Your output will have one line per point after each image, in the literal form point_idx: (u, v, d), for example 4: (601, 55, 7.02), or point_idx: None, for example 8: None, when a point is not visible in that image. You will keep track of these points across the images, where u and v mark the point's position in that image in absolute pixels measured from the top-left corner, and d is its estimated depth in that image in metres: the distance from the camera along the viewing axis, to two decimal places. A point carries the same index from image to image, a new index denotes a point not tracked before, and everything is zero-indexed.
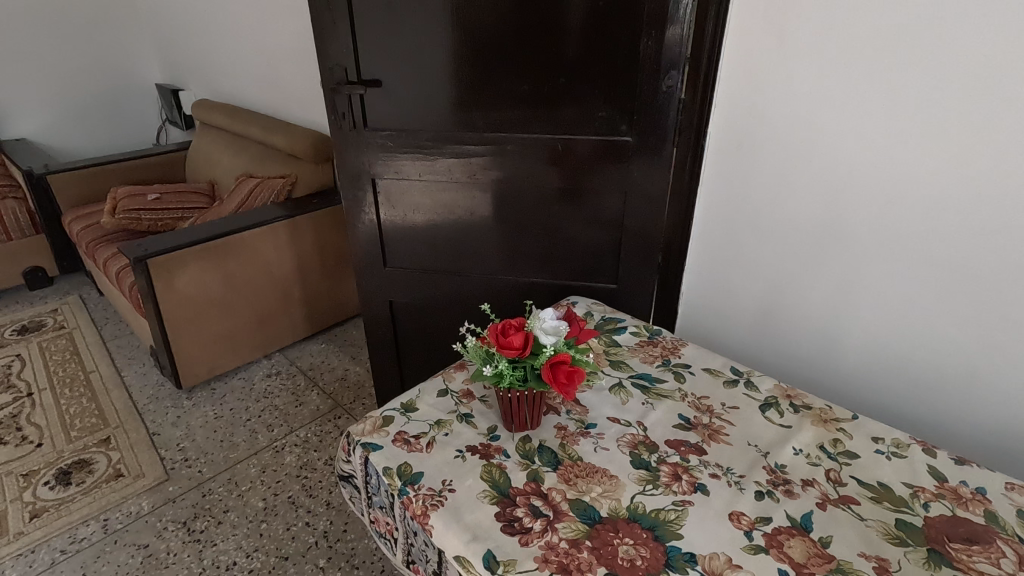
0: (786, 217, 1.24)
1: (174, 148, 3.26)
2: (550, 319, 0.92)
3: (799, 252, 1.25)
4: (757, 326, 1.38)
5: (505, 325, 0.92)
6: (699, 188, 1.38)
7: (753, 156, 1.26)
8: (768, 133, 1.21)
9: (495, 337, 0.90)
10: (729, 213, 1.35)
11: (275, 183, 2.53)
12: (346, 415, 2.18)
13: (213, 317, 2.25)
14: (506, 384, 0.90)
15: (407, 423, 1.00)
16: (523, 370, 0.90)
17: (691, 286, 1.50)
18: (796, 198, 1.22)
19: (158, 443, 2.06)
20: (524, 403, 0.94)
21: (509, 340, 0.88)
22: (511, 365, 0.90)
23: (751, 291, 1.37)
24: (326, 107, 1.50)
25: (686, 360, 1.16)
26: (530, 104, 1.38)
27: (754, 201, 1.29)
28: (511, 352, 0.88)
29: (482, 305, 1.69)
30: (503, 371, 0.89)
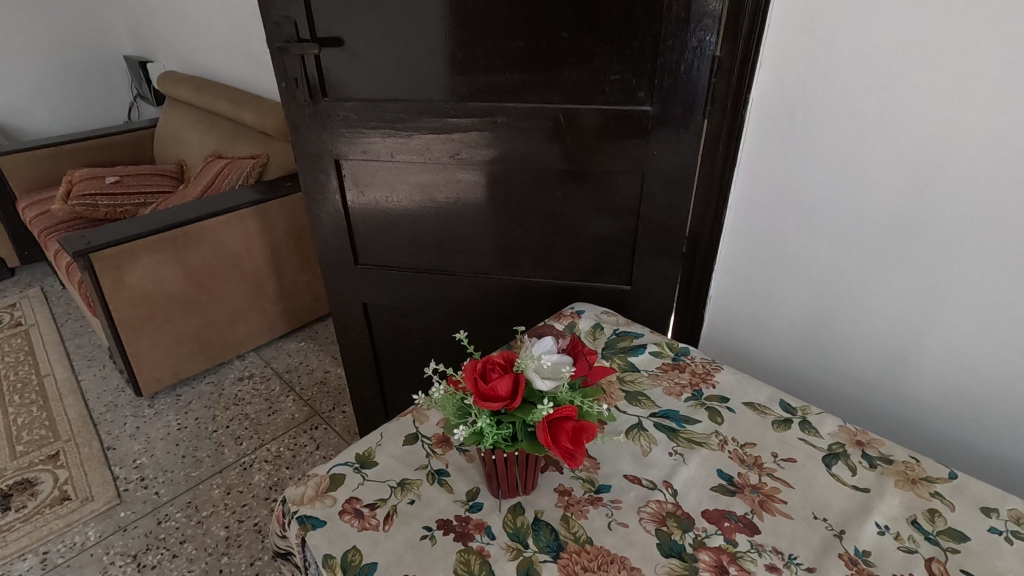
0: (849, 209, 0.99)
1: (141, 125, 2.98)
2: (548, 354, 0.68)
3: (865, 250, 0.99)
4: (803, 341, 1.14)
5: (487, 363, 0.67)
6: (736, 170, 1.12)
7: (808, 132, 0.99)
8: (830, 101, 0.95)
9: (471, 380, 0.65)
10: (773, 204, 1.09)
11: (244, 163, 2.27)
12: (324, 425, 1.95)
13: (175, 317, 2.01)
14: (488, 446, 0.66)
15: (362, 486, 0.76)
16: (510, 426, 0.66)
17: (720, 291, 1.25)
18: (865, 185, 0.95)
19: (112, 459, 1.84)
20: (514, 465, 0.70)
21: (490, 387, 0.64)
22: (495, 419, 0.66)
23: (798, 300, 1.11)
24: (275, 71, 1.24)
25: (722, 391, 0.92)
26: (524, 66, 1.11)
27: (808, 189, 1.03)
28: (495, 404, 0.63)
29: (458, 332, 1.49)
30: (484, 429, 0.65)
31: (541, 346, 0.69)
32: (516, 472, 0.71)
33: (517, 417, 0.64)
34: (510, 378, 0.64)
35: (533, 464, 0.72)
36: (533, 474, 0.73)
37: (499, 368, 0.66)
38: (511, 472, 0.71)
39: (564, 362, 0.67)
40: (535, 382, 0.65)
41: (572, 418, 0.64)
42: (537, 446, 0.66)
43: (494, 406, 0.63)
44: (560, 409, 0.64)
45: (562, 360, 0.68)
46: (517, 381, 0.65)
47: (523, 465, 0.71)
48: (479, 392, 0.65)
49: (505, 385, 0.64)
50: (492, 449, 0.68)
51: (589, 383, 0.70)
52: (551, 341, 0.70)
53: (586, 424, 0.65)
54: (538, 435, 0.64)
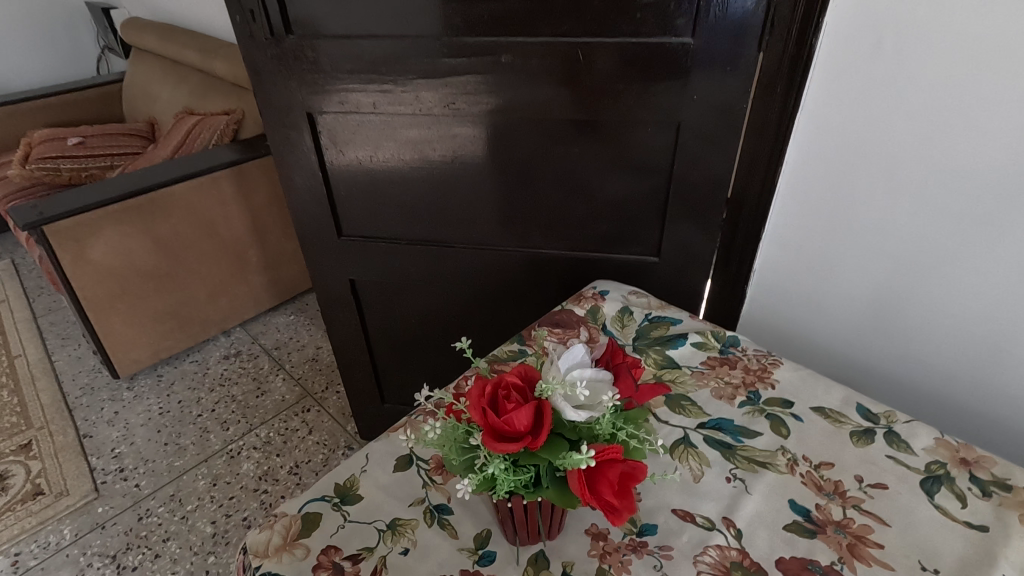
0: (945, 163, 0.79)
1: (107, 79, 2.72)
2: (581, 369, 0.51)
3: (962, 218, 0.80)
4: (867, 322, 0.96)
5: (498, 386, 0.49)
6: (797, 116, 0.91)
7: (898, 64, 0.78)
8: (935, 23, 0.73)
9: (478, 411, 0.48)
10: (843, 157, 0.89)
11: (217, 120, 2.03)
12: (317, 407, 1.81)
13: (149, 292, 1.84)
14: (502, 494, 0.49)
15: (343, 530, 0.60)
16: (532, 468, 0.49)
17: (767, 262, 1.06)
18: (970, 136, 0.75)
19: (88, 449, 1.70)
20: (536, 511, 0.54)
21: (504, 421, 0.47)
22: (510, 461, 0.49)
23: (865, 275, 0.93)
24: (226, 3, 1.01)
25: (784, 394, 0.75)
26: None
27: (890, 140, 0.83)
28: (512, 445, 0.46)
29: (461, 340, 1.38)
30: (496, 475, 0.48)
31: (570, 357, 0.52)
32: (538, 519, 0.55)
33: (541, 460, 0.48)
34: (531, 407, 0.47)
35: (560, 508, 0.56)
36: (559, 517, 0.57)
37: (516, 391, 0.49)
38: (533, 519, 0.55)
39: (604, 379, 0.50)
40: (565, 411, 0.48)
41: (617, 460, 0.47)
42: (567, 495, 0.49)
43: (511, 448, 0.46)
44: (600, 448, 0.47)
45: (601, 376, 0.50)
46: (539, 410, 0.48)
47: (549, 510, 0.55)
48: (490, 427, 0.48)
49: (525, 416, 0.47)
50: (507, 496, 0.51)
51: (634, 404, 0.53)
52: (583, 349, 0.53)
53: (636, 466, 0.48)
54: (571, 484, 0.48)
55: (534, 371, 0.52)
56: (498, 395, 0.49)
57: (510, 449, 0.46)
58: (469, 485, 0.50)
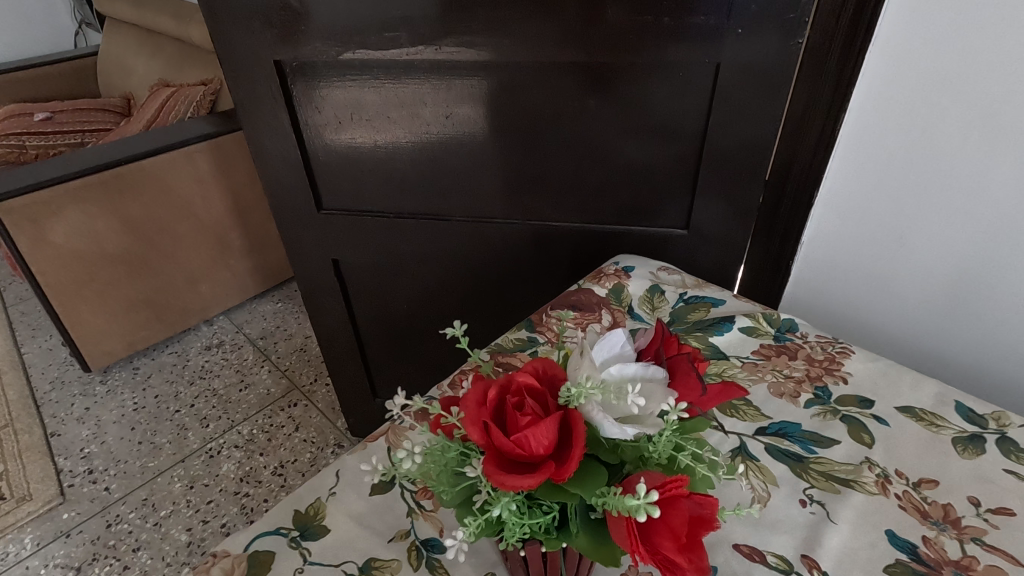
0: None
1: (80, 53, 2.54)
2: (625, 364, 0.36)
3: None
4: (941, 302, 0.82)
5: (507, 390, 0.35)
6: (866, 54, 0.75)
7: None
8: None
9: (475, 427, 0.34)
10: (925, 102, 0.73)
11: (194, 91, 1.86)
12: (304, 401, 1.66)
13: (120, 278, 1.69)
14: (513, 539, 0.35)
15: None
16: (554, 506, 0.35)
17: (818, 233, 0.91)
18: None
19: (56, 448, 1.56)
20: (558, 559, 0.40)
21: (516, 441, 0.32)
22: (523, 499, 0.34)
23: (945, 246, 0.78)
24: None
25: (861, 391, 0.60)
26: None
27: (989, 78, 0.67)
28: (529, 480, 0.32)
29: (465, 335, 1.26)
30: (508, 519, 0.33)
31: (606, 345, 0.37)
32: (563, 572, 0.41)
33: (570, 497, 0.33)
34: (553, 419, 0.33)
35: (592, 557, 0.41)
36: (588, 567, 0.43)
37: (530, 396, 0.34)
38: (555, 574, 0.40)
39: (658, 376, 0.36)
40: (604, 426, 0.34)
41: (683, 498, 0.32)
42: (603, 545, 0.35)
43: (526, 482, 0.31)
44: (661, 482, 0.32)
45: (653, 373, 0.36)
46: (564, 423, 0.34)
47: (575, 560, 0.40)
48: (494, 451, 0.33)
49: (545, 434, 0.32)
50: (519, 543, 0.37)
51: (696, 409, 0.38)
52: (624, 333, 0.39)
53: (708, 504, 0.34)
54: (614, 533, 0.33)
55: (556, 367, 0.37)
56: (506, 402, 0.34)
57: (525, 484, 0.31)
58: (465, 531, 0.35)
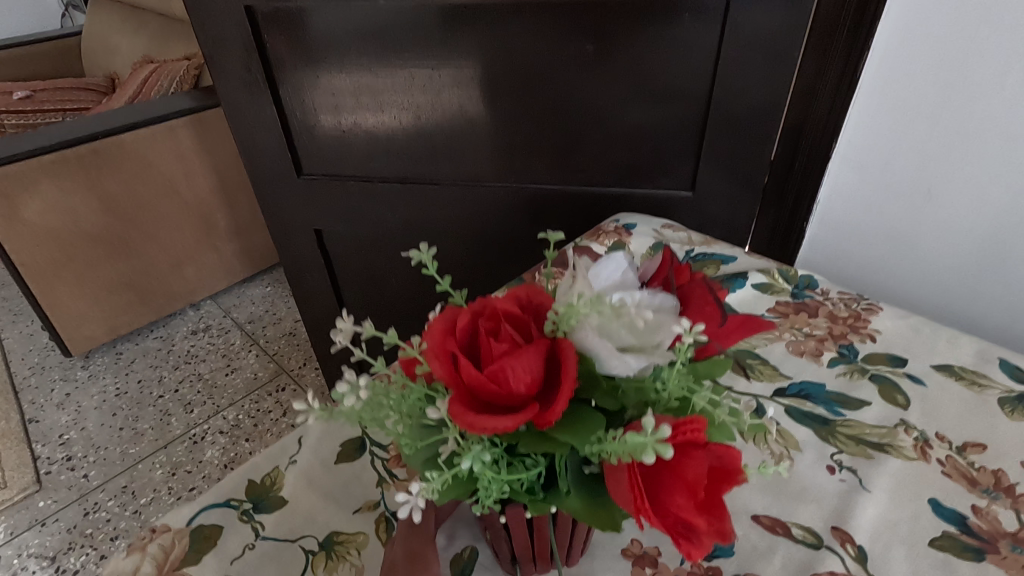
0: None
1: (65, 33, 2.47)
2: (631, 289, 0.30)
3: None
4: (977, 259, 0.76)
5: (484, 317, 0.28)
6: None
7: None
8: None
9: (440, 360, 0.27)
10: (961, 37, 0.66)
11: (177, 66, 1.79)
12: (293, 386, 1.60)
13: (100, 259, 1.63)
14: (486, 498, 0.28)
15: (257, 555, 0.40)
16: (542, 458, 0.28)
17: (836, 190, 0.85)
18: None
19: (34, 434, 1.50)
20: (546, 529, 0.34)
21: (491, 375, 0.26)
22: (499, 451, 0.28)
23: (980, 198, 0.72)
24: None
25: (891, 349, 0.53)
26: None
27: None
28: (505, 422, 0.25)
29: None
30: (480, 471, 0.27)
31: (607, 268, 0.31)
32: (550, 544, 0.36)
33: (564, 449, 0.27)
34: (537, 350, 0.27)
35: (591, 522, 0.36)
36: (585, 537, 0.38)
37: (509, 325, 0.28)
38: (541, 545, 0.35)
39: (669, 305, 0.30)
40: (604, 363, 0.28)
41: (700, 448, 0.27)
42: (599, 507, 0.29)
43: (502, 424, 0.25)
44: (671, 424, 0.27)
45: (662, 303, 0.30)
46: (551, 358, 0.28)
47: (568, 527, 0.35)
48: (463, 388, 0.27)
49: (528, 367, 0.26)
50: (498, 506, 0.31)
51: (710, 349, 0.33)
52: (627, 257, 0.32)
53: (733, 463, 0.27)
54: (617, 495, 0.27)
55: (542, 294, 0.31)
56: (478, 331, 0.28)
57: (501, 425, 0.25)
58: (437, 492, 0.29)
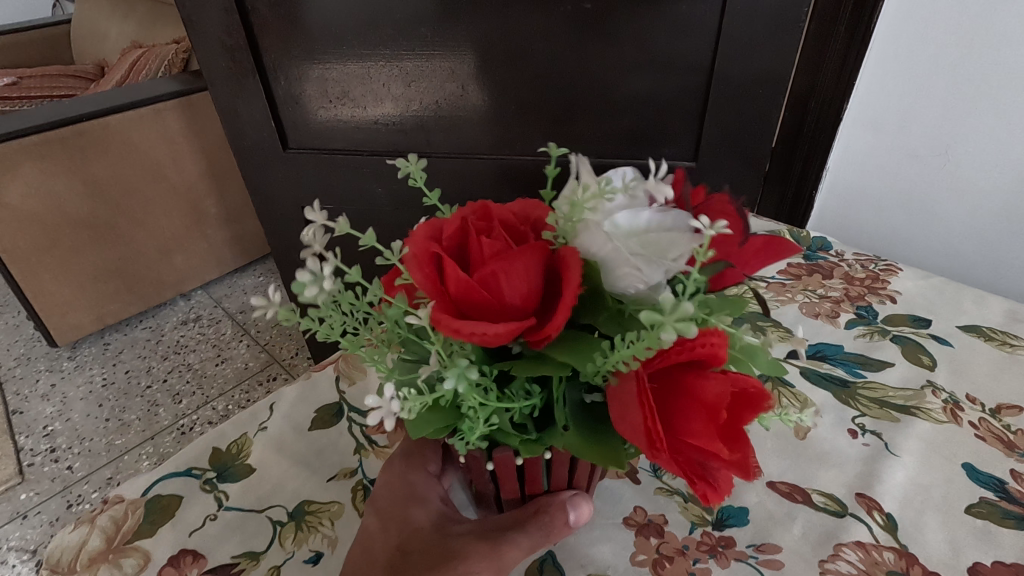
0: None
1: (54, 20, 2.43)
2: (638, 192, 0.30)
3: None
4: (995, 213, 0.81)
5: (475, 232, 0.29)
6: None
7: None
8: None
9: (427, 271, 0.28)
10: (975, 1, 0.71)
11: (166, 49, 1.75)
12: (285, 376, 1.56)
13: (87, 245, 1.59)
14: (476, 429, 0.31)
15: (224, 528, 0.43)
16: (536, 392, 0.31)
17: (848, 152, 0.90)
18: None
19: (17, 425, 1.46)
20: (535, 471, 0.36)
21: (479, 282, 0.27)
22: (489, 382, 0.30)
23: (997, 156, 0.77)
24: None
25: (913, 310, 0.50)
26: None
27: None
28: (495, 328, 0.26)
29: None
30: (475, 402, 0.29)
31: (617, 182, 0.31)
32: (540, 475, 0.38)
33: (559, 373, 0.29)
34: (527, 259, 0.27)
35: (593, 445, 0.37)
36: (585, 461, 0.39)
37: (500, 238, 0.29)
38: (533, 486, 0.38)
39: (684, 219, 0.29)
40: (612, 269, 0.29)
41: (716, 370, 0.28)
42: (593, 443, 0.31)
43: (486, 328, 0.26)
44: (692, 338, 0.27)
45: (674, 221, 0.29)
46: (541, 272, 0.28)
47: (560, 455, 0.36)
48: (455, 301, 0.28)
49: (516, 274, 0.27)
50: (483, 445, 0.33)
51: (736, 280, 0.31)
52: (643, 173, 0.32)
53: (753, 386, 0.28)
54: (626, 421, 0.28)
55: (540, 213, 0.32)
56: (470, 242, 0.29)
57: (485, 329, 0.26)
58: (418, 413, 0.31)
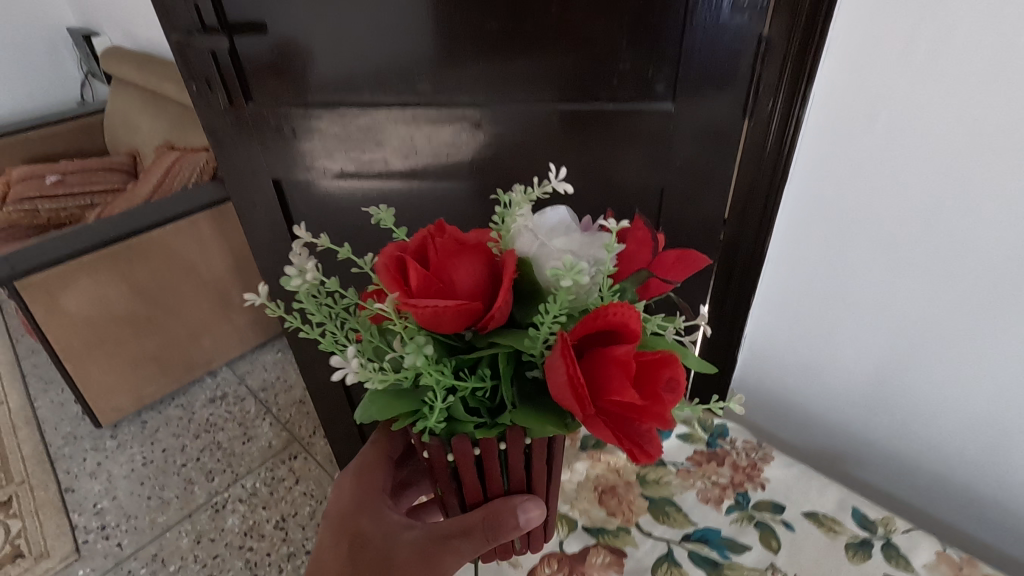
0: (953, 246, 0.72)
1: (90, 109, 2.67)
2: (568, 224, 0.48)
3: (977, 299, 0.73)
4: (874, 377, 0.89)
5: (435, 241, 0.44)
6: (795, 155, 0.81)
7: (912, 101, 0.68)
8: (966, 49, 0.62)
9: (395, 274, 0.43)
10: (839, 231, 0.82)
11: (198, 157, 1.98)
12: (304, 454, 1.76)
13: (129, 338, 1.80)
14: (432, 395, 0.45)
15: None
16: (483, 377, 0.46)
17: (758, 328, 0.99)
18: (980, 219, 0.69)
19: (70, 504, 1.66)
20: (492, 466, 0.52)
21: (436, 276, 0.42)
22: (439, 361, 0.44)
23: (865, 350, 0.87)
24: (180, 70, 0.92)
25: (775, 496, 0.71)
26: (501, 30, 0.80)
27: (901, 198, 0.74)
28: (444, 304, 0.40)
29: None
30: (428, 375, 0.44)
31: (554, 215, 0.49)
32: (502, 488, 0.55)
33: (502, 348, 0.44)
34: (468, 262, 0.43)
35: (542, 462, 0.53)
36: (543, 480, 0.55)
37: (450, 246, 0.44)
38: (495, 487, 0.54)
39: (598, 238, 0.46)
40: (541, 263, 0.45)
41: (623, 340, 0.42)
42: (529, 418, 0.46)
43: (437, 302, 0.40)
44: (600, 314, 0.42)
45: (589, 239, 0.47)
46: (480, 270, 0.43)
47: (516, 470, 0.53)
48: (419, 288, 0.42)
49: (460, 269, 0.42)
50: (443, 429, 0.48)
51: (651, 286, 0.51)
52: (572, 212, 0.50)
53: (659, 354, 0.42)
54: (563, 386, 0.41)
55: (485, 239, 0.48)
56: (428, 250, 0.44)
57: (436, 305, 0.40)
58: (384, 393, 0.46)
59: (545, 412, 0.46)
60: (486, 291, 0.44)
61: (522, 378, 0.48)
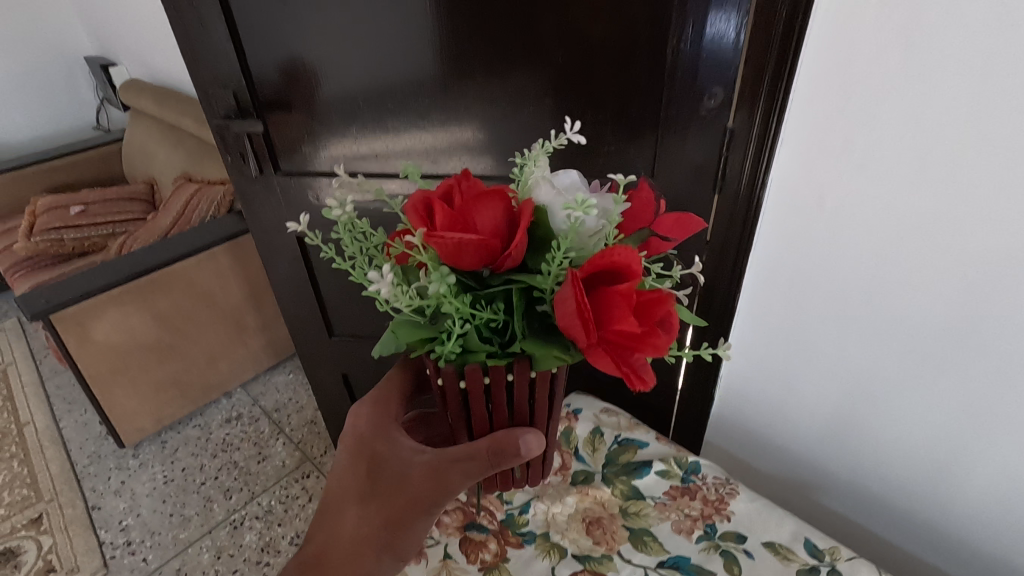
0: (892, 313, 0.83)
1: (108, 139, 2.79)
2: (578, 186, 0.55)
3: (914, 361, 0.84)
4: (831, 417, 0.99)
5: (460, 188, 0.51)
6: (757, 221, 0.93)
7: (851, 191, 0.80)
8: (892, 151, 0.73)
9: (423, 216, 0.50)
10: (797, 292, 0.93)
11: (216, 191, 2.09)
12: (316, 473, 1.87)
13: (151, 364, 1.91)
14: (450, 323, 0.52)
15: None
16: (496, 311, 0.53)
17: (733, 371, 1.11)
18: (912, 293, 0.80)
19: (97, 520, 1.77)
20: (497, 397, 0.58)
21: (459, 216, 0.49)
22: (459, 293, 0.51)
23: (824, 395, 0.98)
24: (219, 145, 1.11)
25: (739, 528, 0.82)
26: (503, 113, 0.96)
27: (847, 270, 0.85)
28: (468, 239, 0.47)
29: None
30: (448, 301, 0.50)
31: (566, 178, 0.56)
32: (506, 421, 0.61)
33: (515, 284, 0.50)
34: (489, 205, 0.49)
35: (545, 395, 0.60)
36: (544, 413, 0.62)
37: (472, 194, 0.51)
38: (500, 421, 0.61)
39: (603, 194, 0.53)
40: (554, 211, 0.52)
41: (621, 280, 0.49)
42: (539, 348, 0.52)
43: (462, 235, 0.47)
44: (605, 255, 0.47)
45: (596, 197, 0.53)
46: (500, 214, 0.50)
47: (520, 405, 0.60)
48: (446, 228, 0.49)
49: (482, 211, 0.49)
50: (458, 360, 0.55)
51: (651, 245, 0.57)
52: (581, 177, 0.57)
53: (655, 294, 0.50)
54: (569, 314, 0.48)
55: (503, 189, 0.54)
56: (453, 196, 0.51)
57: (461, 238, 0.47)
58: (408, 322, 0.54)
59: (552, 340, 0.52)
60: (506, 233, 0.50)
61: (532, 314, 0.55)
